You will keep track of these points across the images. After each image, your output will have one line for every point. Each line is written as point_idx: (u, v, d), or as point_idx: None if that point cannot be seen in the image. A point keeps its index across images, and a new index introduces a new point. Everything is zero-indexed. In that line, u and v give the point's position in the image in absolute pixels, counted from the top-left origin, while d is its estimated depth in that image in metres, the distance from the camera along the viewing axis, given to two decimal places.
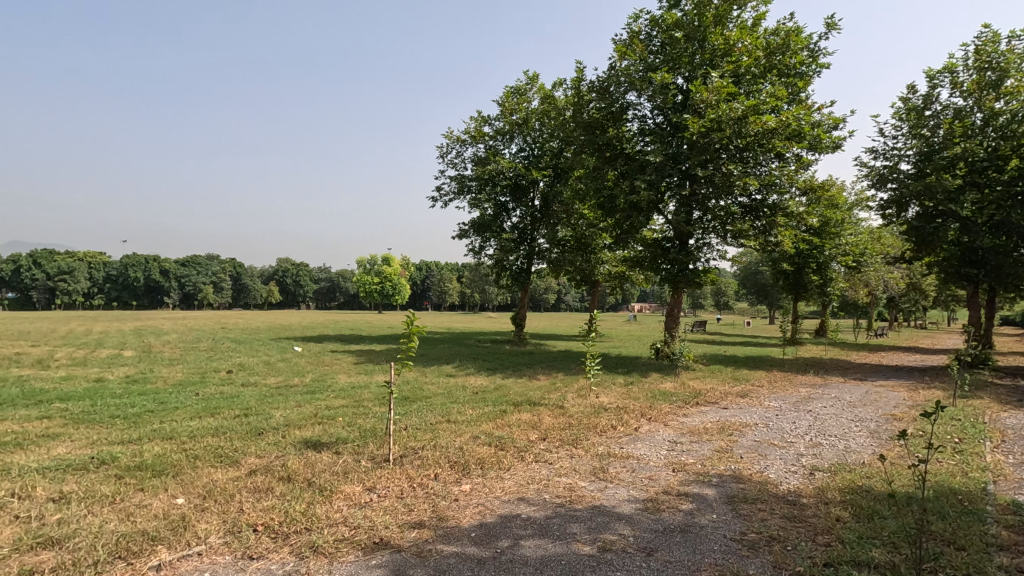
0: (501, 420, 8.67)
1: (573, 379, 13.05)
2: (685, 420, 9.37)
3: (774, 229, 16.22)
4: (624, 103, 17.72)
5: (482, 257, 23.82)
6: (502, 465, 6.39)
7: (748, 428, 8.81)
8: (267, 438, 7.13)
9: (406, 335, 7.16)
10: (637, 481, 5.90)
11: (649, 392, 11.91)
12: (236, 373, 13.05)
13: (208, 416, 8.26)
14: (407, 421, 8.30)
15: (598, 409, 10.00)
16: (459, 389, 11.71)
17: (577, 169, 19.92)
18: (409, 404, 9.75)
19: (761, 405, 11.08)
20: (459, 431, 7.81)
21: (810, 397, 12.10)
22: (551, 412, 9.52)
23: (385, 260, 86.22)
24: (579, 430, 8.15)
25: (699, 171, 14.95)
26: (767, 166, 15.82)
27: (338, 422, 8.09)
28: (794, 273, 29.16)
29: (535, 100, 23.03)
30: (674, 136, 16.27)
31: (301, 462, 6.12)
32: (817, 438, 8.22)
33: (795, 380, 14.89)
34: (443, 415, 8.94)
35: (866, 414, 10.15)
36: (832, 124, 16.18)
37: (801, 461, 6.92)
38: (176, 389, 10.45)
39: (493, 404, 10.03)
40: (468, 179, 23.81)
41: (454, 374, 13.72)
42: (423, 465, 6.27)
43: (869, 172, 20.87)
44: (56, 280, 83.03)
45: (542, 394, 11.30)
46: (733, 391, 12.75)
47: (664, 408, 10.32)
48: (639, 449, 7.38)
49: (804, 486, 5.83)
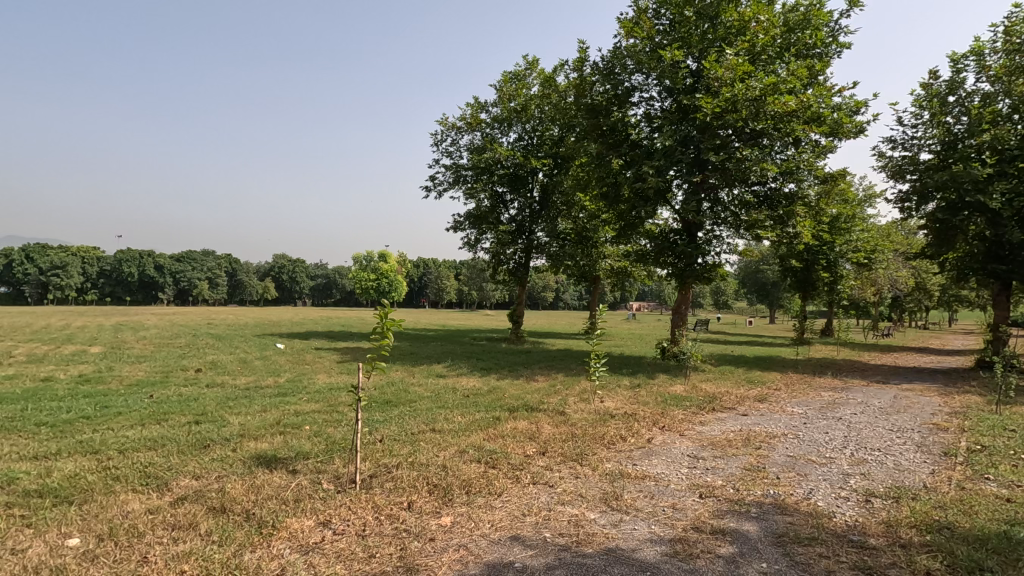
0: (494, 430, 7.52)
1: (574, 381, 11.91)
2: (703, 430, 8.25)
3: (791, 220, 15.08)
4: (630, 86, 16.57)
5: (478, 251, 22.69)
6: (492, 489, 5.24)
7: (776, 440, 7.68)
8: (213, 451, 5.96)
9: (380, 331, 5.97)
10: (659, 513, 4.76)
11: (659, 396, 10.78)
12: (203, 372, 11.84)
13: (152, 423, 7.08)
14: (385, 431, 7.16)
15: (605, 415, 8.87)
16: (449, 391, 10.58)
17: (579, 157, 18.79)
18: (390, 409, 8.59)
19: (783, 412, 9.96)
20: (443, 444, 6.66)
21: (835, 403, 10.99)
22: (551, 419, 8.38)
23: (382, 256, 84.82)
24: (584, 443, 7.02)
25: (712, 156, 13.87)
26: (785, 153, 14.67)
27: (304, 432, 6.94)
28: (802, 270, 28.07)
29: (535, 85, 21.87)
30: (684, 120, 15.11)
31: (245, 485, 4.95)
32: (858, 453, 7.09)
33: (813, 383, 13.76)
34: (427, 423, 7.78)
35: (905, 424, 9.03)
36: (854, 107, 14.99)
37: (851, 484, 5.79)
38: (129, 391, 9.26)
39: (486, 410, 8.89)
40: (463, 168, 22.63)
41: (444, 375, 12.58)
42: (395, 490, 5.12)
43: (887, 164, 19.75)
44: (48, 275, 81.71)
45: (540, 398, 10.16)
46: (750, 395, 11.62)
47: (678, 415, 9.19)
48: (656, 467, 6.24)
49: (867, 520, 4.69)
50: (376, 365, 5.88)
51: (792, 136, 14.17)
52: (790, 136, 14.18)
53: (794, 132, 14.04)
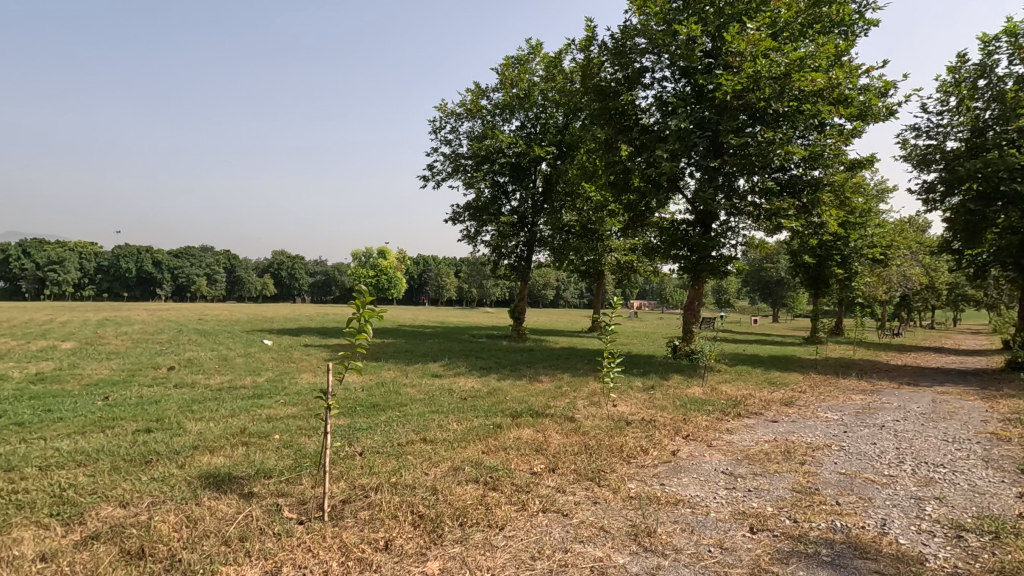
0: (494, 439, 6.51)
1: (581, 382, 10.89)
2: (734, 441, 7.20)
3: (815, 209, 13.99)
4: (641, 68, 15.56)
5: (478, 244, 21.63)
6: (492, 520, 4.21)
7: (821, 453, 6.64)
8: (154, 468, 4.92)
9: (355, 325, 4.89)
10: (706, 556, 3.73)
11: (677, 399, 9.75)
12: (174, 371, 10.75)
13: (95, 431, 6.04)
14: (367, 442, 6.11)
15: (620, 422, 7.83)
16: (445, 393, 9.54)
17: (587, 144, 17.75)
18: (376, 415, 7.53)
19: (816, 418, 8.94)
20: (435, 458, 5.63)
21: (870, 407, 9.98)
22: (559, 426, 7.37)
23: (381, 252, 83.51)
24: (601, 457, 5.99)
25: (733, 138, 12.82)
26: (809, 138, 13.58)
27: (271, 442, 5.90)
28: (815, 266, 27.03)
29: (538, 70, 20.80)
30: (699, 102, 14.07)
31: (179, 518, 3.91)
32: (920, 469, 6.06)
33: (840, 384, 12.73)
34: (417, 432, 6.73)
35: (958, 433, 8.00)
36: (884, 87, 13.90)
37: (927, 511, 4.77)
38: (84, 392, 8.20)
39: (485, 415, 7.85)
40: (462, 157, 21.58)
41: (440, 374, 11.54)
42: (371, 522, 4.09)
43: (910, 153, 18.75)
44: (46, 270, 80.76)
45: (546, 402, 9.13)
46: (774, 398, 10.60)
47: (702, 422, 8.16)
48: (689, 490, 5.19)
49: (974, 568, 3.65)
50: (352, 366, 4.81)
51: (817, 118, 13.08)
52: (816, 119, 13.07)
53: (820, 114, 12.94)
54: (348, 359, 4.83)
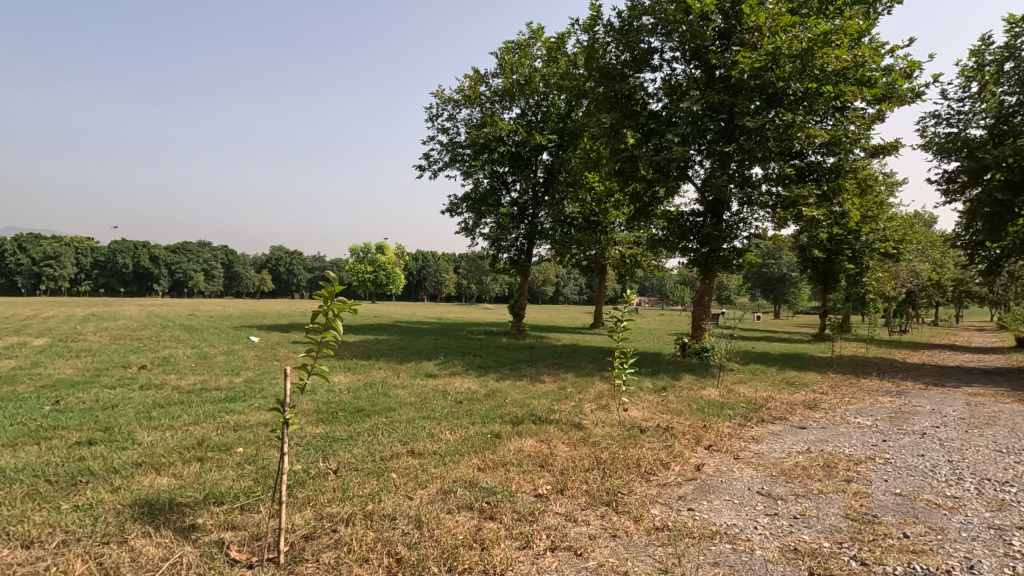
0: (493, 452, 5.67)
1: (587, 383, 10.05)
2: (764, 454, 6.36)
3: (837, 197, 13.12)
4: (650, 49, 14.73)
5: (476, 236, 20.76)
6: (489, 564, 3.37)
7: (866, 468, 5.81)
8: (81, 493, 4.07)
9: (320, 321, 4.01)
10: None
11: (692, 403, 8.92)
12: (145, 370, 9.88)
13: (26, 444, 5.17)
14: (344, 457, 5.26)
15: (633, 430, 7.00)
16: (438, 396, 8.69)
17: (591, 130, 16.88)
18: (359, 422, 6.69)
19: (848, 424, 8.10)
20: (422, 477, 4.78)
21: (901, 411, 9.15)
22: (565, 435, 6.54)
23: (380, 247, 82.56)
24: (616, 476, 5.16)
25: (749, 121, 11.95)
26: (831, 121, 12.67)
27: (232, 457, 5.06)
28: (825, 261, 26.20)
29: (538, 55, 19.88)
30: (712, 84, 13.21)
31: (89, 567, 3.06)
32: (986, 489, 5.22)
33: (862, 385, 11.90)
34: (404, 443, 5.89)
35: (1008, 442, 7.17)
36: (910, 67, 12.94)
37: (1017, 546, 3.93)
38: (34, 395, 7.34)
39: (482, 422, 7.00)
40: (460, 145, 20.68)
41: (435, 374, 10.70)
42: (335, 569, 3.24)
43: (929, 141, 17.91)
44: (41, 266, 79.49)
45: (550, 405, 8.29)
46: (797, 401, 9.78)
47: (724, 429, 7.33)
48: (723, 518, 4.34)
49: None
50: (317, 370, 3.94)
51: (840, 100, 12.22)
52: (838, 101, 12.20)
53: (843, 96, 12.06)
54: (313, 361, 3.95)
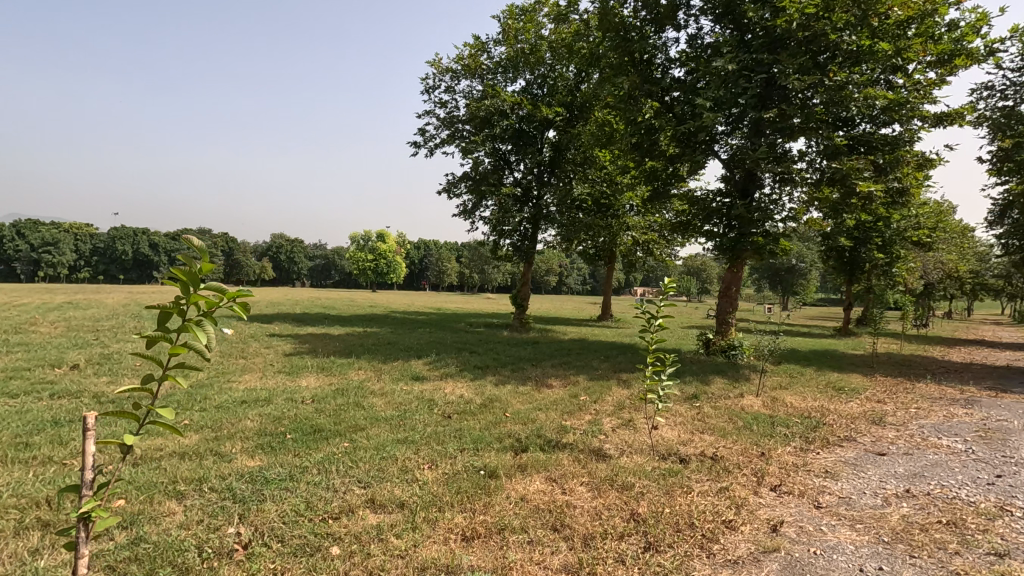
0: (486, 505, 4.01)
1: (604, 391, 8.37)
2: (854, 500, 4.70)
3: (893, 171, 11.45)
4: (675, 6, 12.93)
5: (475, 219, 18.99)
6: None
7: (1011, 527, 4.13)
8: None
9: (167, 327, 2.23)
10: None
11: (735, 418, 7.24)
12: (75, 371, 8.22)
13: None
14: (267, 518, 3.61)
15: (674, 461, 5.34)
16: (422, 408, 7.01)
17: (605, 99, 15.08)
18: (311, 452, 5.02)
19: (935, 448, 6.42)
20: (372, 561, 3.12)
21: (989, 428, 7.49)
22: (584, 470, 4.89)
23: (381, 235, 80.78)
24: (662, 551, 3.51)
25: (795, 80, 10.14)
26: (888, 83, 10.88)
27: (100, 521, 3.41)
28: (850, 249, 24.46)
29: (546, 20, 18.01)
30: (749, 41, 11.43)
31: None
32: None
33: (919, 391, 10.24)
34: (364, 487, 4.24)
35: None
36: (980, 20, 11.08)
37: None
38: None
39: (473, 451, 5.33)
40: (459, 120, 18.90)
41: (422, 378, 9.04)
42: None
43: (981, 116, 16.09)
44: (39, 252, 77.72)
45: (561, 421, 6.64)
46: (857, 414, 8.11)
47: (788, 459, 5.65)
48: None
49: None
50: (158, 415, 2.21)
51: (900, 58, 10.44)
52: (898, 59, 10.43)
53: (905, 52, 10.28)
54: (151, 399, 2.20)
